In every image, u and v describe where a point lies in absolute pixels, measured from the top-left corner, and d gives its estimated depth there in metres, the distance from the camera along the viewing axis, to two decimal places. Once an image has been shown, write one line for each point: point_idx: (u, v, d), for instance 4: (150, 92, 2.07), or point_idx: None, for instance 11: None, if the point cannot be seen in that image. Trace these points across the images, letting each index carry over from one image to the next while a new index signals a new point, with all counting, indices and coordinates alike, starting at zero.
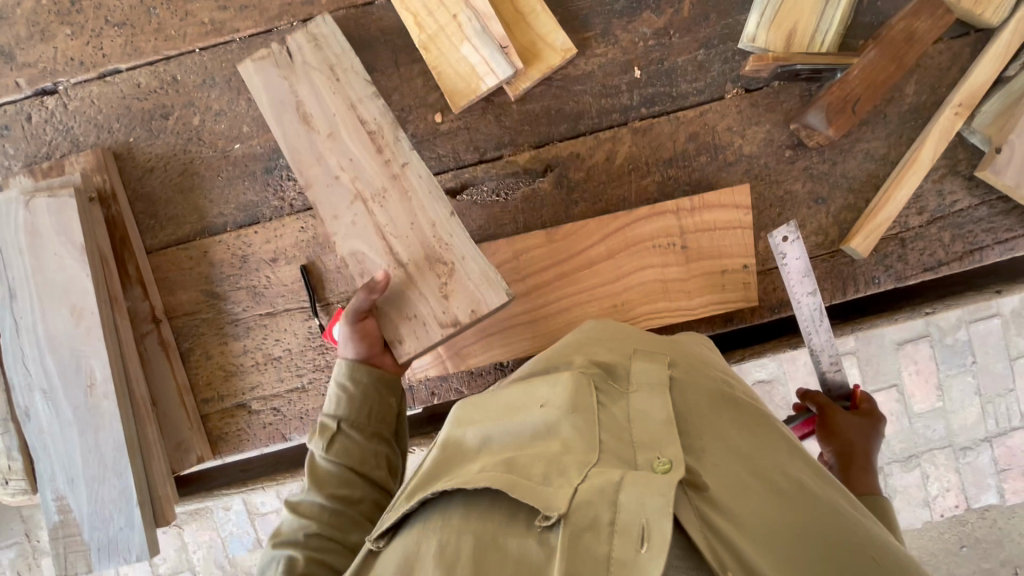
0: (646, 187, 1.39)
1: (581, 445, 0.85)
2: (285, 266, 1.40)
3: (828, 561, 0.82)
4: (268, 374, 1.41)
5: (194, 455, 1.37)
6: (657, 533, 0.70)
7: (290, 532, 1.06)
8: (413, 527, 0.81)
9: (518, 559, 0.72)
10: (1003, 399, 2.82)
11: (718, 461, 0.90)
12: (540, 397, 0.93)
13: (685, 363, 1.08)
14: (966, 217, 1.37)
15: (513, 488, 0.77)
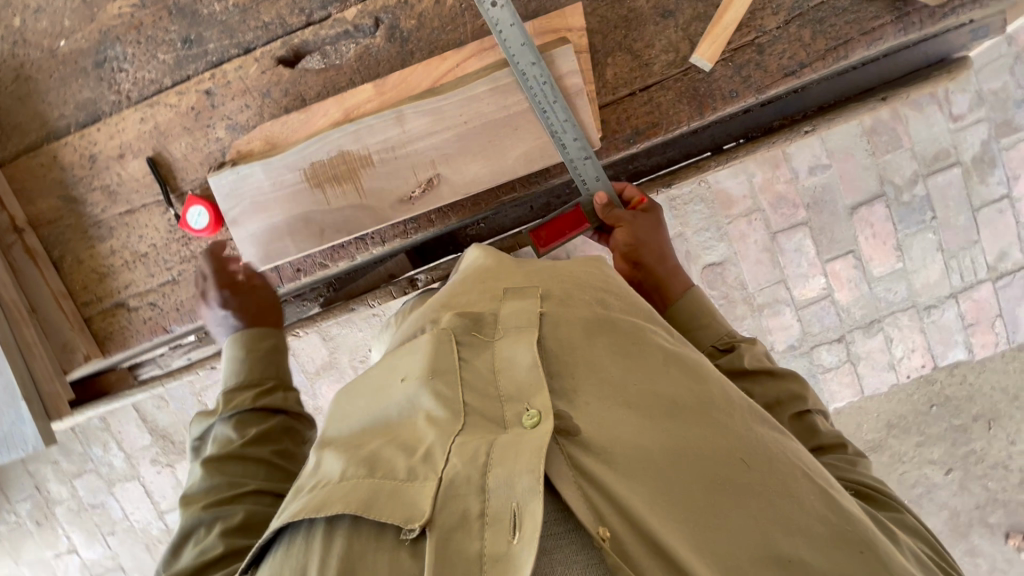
0: (482, 27, 1.31)
1: (442, 418, 0.75)
2: (133, 160, 1.40)
3: (717, 484, 0.73)
4: (138, 271, 1.43)
5: (81, 354, 1.42)
6: (528, 518, 0.63)
7: (227, 494, 0.99)
8: (274, 550, 0.71)
9: (391, 574, 0.63)
10: (967, 253, 2.23)
11: (592, 395, 0.79)
12: (402, 371, 0.83)
13: (561, 291, 0.94)
14: (827, 10, 1.27)
15: (370, 506, 0.67)
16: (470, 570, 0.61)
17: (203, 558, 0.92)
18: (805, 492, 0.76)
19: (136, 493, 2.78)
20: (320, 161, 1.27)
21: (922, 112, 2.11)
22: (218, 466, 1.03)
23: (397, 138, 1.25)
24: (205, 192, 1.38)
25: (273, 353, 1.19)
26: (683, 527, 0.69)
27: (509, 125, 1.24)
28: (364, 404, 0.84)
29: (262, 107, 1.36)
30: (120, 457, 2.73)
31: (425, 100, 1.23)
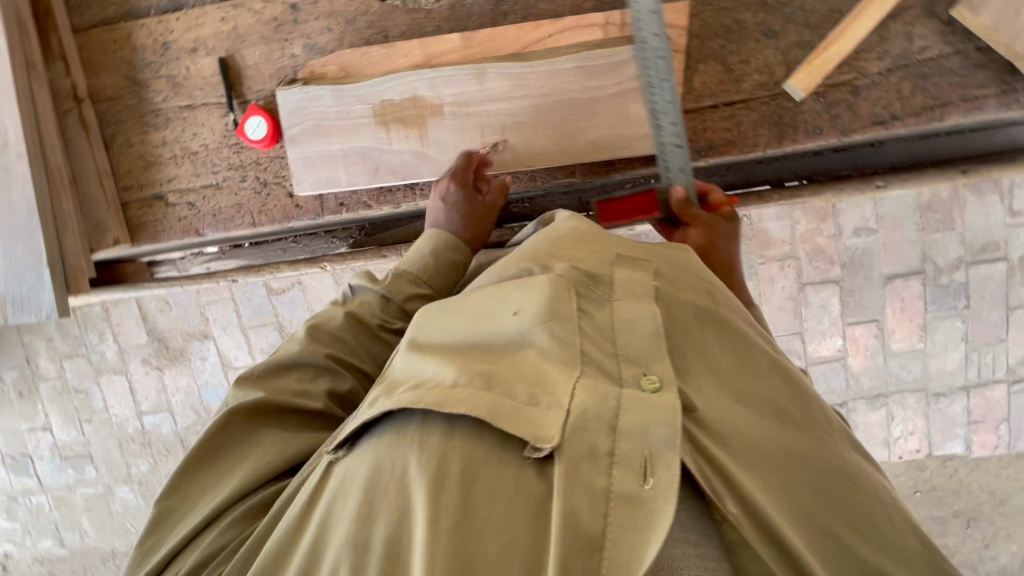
0: (581, 4, 1.28)
1: (559, 356, 0.69)
2: (204, 57, 1.38)
3: (822, 491, 0.73)
4: (184, 168, 1.43)
5: (110, 237, 1.42)
6: (662, 469, 0.61)
7: (349, 357, 0.99)
8: (381, 434, 0.68)
9: (514, 490, 0.62)
10: None
11: (706, 378, 0.76)
12: (514, 303, 0.75)
13: (675, 272, 0.87)
14: (934, 67, 1.23)
15: (496, 418, 0.63)
16: (596, 505, 0.60)
17: (306, 401, 0.90)
18: (892, 514, 0.76)
19: (120, 388, 2.77)
20: (390, 100, 1.25)
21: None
22: (357, 327, 1.02)
23: (472, 94, 1.23)
24: (269, 105, 1.37)
25: (451, 269, 1.13)
26: (789, 524, 0.68)
27: (586, 104, 1.21)
28: (466, 322, 0.76)
29: (343, 34, 1.34)
30: (112, 349, 2.73)
31: (510, 62, 1.22)
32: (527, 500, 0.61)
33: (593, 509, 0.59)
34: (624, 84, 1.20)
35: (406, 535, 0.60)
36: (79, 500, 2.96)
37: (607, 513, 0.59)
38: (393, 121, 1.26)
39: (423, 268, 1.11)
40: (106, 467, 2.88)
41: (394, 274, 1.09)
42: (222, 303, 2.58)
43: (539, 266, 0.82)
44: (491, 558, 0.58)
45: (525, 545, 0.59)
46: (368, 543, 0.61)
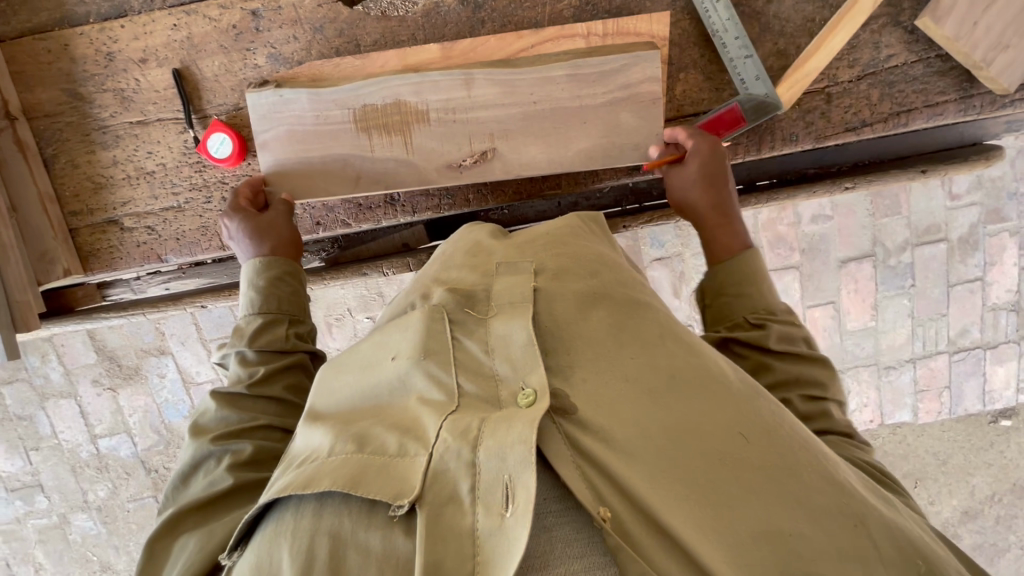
0: (561, 12, 1.25)
1: (435, 398, 0.68)
2: (155, 68, 1.27)
3: (726, 465, 0.65)
4: (140, 190, 1.32)
5: (60, 268, 1.30)
6: (521, 491, 0.57)
7: (236, 427, 0.99)
8: (263, 526, 0.65)
9: (382, 554, 0.58)
10: (934, 324, 2.32)
11: (590, 369, 0.71)
12: (392, 346, 0.74)
13: (559, 261, 0.83)
14: (900, 74, 1.28)
15: (357, 482, 0.61)
16: (462, 549, 0.56)
17: (213, 489, 0.90)
18: (811, 466, 0.69)
19: (70, 412, 2.58)
20: (372, 105, 1.19)
21: (926, 184, 2.19)
22: (230, 402, 1.03)
23: (456, 107, 1.19)
24: (232, 120, 1.28)
25: (283, 283, 1.17)
26: (684, 508, 0.61)
27: (569, 116, 1.19)
28: (350, 377, 0.75)
29: (311, 43, 1.26)
30: (58, 371, 2.54)
31: (498, 69, 1.18)
32: (395, 564, 0.57)
33: (461, 559, 0.56)
34: (613, 94, 1.18)
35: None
36: (31, 532, 2.75)
37: (474, 553, 0.56)
38: (371, 136, 1.20)
39: (252, 304, 1.14)
40: (60, 495, 2.69)
41: (243, 331, 1.11)
42: (178, 317, 2.45)
43: (424, 297, 0.81)
44: None
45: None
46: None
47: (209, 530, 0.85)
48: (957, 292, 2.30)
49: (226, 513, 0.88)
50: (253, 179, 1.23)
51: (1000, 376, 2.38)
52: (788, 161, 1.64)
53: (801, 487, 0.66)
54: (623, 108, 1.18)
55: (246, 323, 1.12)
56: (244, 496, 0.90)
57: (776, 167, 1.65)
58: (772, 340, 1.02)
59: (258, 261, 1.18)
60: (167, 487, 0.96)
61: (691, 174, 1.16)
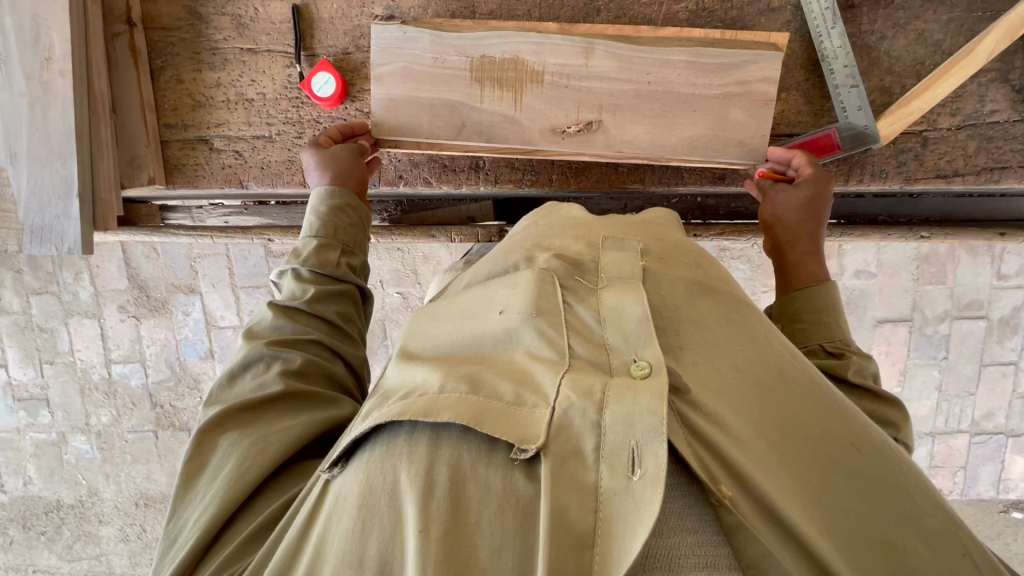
0: (675, 15, 1.28)
1: (548, 356, 0.65)
2: (276, 1, 1.30)
3: (835, 471, 0.62)
4: (237, 115, 1.34)
5: (146, 176, 1.33)
6: (649, 459, 0.53)
7: (288, 337, 0.99)
8: (370, 447, 0.61)
9: (502, 492, 0.55)
10: (960, 401, 2.28)
11: (699, 354, 0.67)
12: (499, 301, 0.73)
13: (663, 248, 0.81)
14: (1000, 131, 1.28)
15: (479, 420, 0.58)
16: (586, 501, 0.54)
17: (263, 392, 0.92)
18: (919, 485, 0.64)
19: (91, 333, 2.60)
20: (490, 58, 1.18)
21: (974, 259, 2.16)
22: (286, 314, 1.03)
23: (576, 68, 1.18)
24: (339, 62, 1.31)
25: (341, 215, 1.16)
26: (795, 503, 0.58)
27: (667, 130, 1.18)
28: (450, 326, 0.74)
29: (429, 2, 1.29)
30: (88, 291, 2.56)
31: (620, 43, 1.17)
32: (517, 505, 0.55)
33: (582, 510, 0.53)
34: (728, 88, 1.16)
35: (400, 550, 0.54)
36: (25, 445, 2.76)
37: (597, 508, 0.53)
38: (465, 100, 1.19)
39: (311, 228, 1.14)
40: (63, 413, 2.70)
41: (300, 252, 1.11)
42: (215, 258, 2.47)
43: (528, 260, 0.80)
44: (486, 561, 0.53)
45: (517, 556, 0.53)
46: (362, 559, 0.54)
47: (261, 434, 0.87)
48: (988, 371, 2.26)
49: (275, 418, 0.90)
50: (342, 125, 1.27)
51: (1018, 467, 2.33)
52: (861, 205, 1.64)
53: (913, 506, 0.62)
54: (722, 133, 1.17)
55: (302, 245, 1.13)
56: (292, 404, 0.92)
57: (845, 208, 1.65)
58: (851, 372, 1.00)
59: (324, 190, 1.18)
60: (215, 381, 0.97)
61: (793, 208, 1.15)
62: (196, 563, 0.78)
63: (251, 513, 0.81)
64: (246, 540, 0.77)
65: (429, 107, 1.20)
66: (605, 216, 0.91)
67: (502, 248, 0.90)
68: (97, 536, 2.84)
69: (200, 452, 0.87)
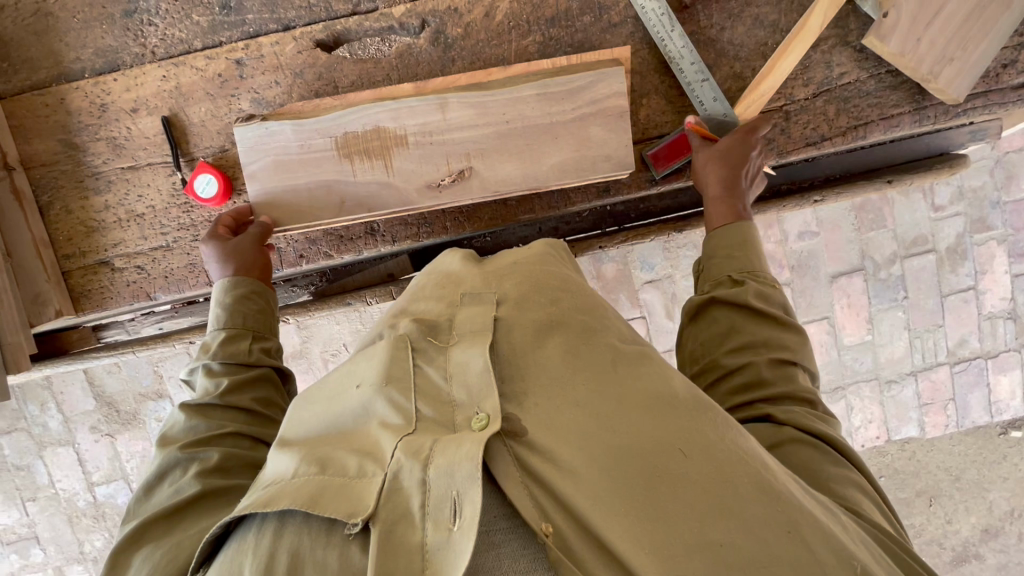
0: (526, 48, 1.34)
1: (396, 424, 0.69)
2: (146, 117, 1.34)
3: (667, 484, 0.66)
4: (131, 232, 1.37)
5: (52, 309, 1.34)
6: (467, 506, 0.59)
7: (204, 436, 1.01)
8: (226, 549, 0.66)
9: (338, 570, 0.60)
10: (932, 335, 2.30)
11: (542, 395, 0.72)
12: (357, 376, 0.76)
13: (523, 289, 0.85)
14: (853, 90, 1.34)
15: (317, 502, 0.63)
16: (412, 563, 0.59)
17: (178, 496, 0.91)
18: (760, 480, 0.69)
19: (67, 461, 2.57)
20: (354, 133, 1.23)
21: (907, 198, 2.22)
22: (201, 411, 1.05)
23: (436, 124, 1.22)
24: (218, 161, 1.34)
25: (247, 304, 1.20)
26: (623, 525, 0.63)
27: (536, 161, 1.23)
28: (314, 410, 0.76)
29: (292, 86, 1.34)
30: (56, 419, 2.54)
31: (470, 92, 1.22)
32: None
33: (410, 572, 0.58)
34: (582, 110, 1.21)
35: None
36: None
37: (423, 568, 0.58)
38: (339, 171, 1.23)
39: (218, 320, 1.17)
40: (56, 547, 2.65)
41: (209, 346, 1.14)
42: (175, 359, 2.46)
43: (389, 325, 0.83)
44: None
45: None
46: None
47: (175, 541, 0.84)
48: (952, 301, 2.30)
49: (191, 520, 0.88)
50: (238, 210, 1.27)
51: (1005, 386, 2.35)
52: (762, 180, 1.68)
53: (745, 505, 0.66)
54: (588, 152, 1.22)
55: (211, 339, 1.15)
56: (209, 502, 0.91)
57: None
58: (750, 296, 1.09)
59: (226, 281, 1.20)
60: (132, 495, 0.96)
61: (714, 183, 1.23)
62: None
63: None
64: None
65: (308, 186, 1.24)
66: (477, 265, 0.94)
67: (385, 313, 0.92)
68: None
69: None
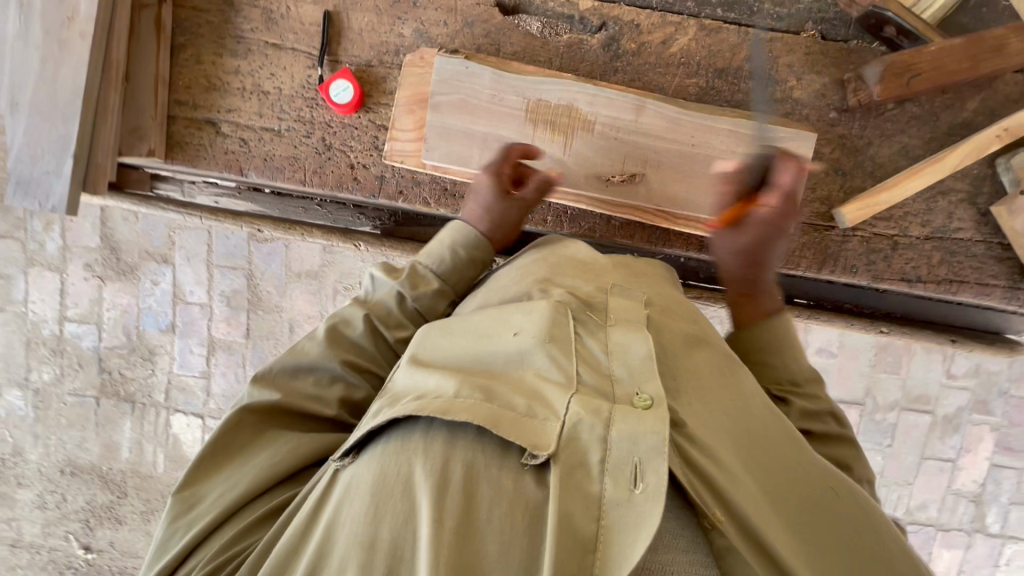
0: (686, 87, 1.36)
1: (556, 377, 0.82)
2: (310, 4, 1.33)
3: (787, 497, 0.82)
4: (250, 104, 1.35)
5: (145, 147, 1.31)
6: (652, 475, 0.71)
7: (363, 364, 1.04)
8: (386, 442, 0.78)
9: (513, 494, 0.72)
10: (898, 489, 2.34)
11: (693, 396, 0.87)
12: (515, 325, 0.90)
13: (664, 302, 1.02)
14: (962, 247, 1.38)
15: (497, 425, 0.74)
16: (590, 509, 0.71)
17: (319, 406, 0.98)
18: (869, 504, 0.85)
19: (49, 286, 2.50)
20: (507, 99, 1.25)
21: (927, 355, 2.25)
22: (375, 336, 1.07)
23: (578, 113, 1.25)
24: (360, 73, 1.34)
25: (472, 267, 1.15)
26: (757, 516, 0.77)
27: (660, 195, 1.26)
28: (472, 342, 0.90)
29: (458, 32, 1.34)
30: (56, 244, 2.48)
31: (619, 99, 1.25)
32: (526, 505, 0.72)
33: (587, 513, 0.70)
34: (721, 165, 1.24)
35: (412, 534, 0.70)
36: None
37: (599, 516, 0.70)
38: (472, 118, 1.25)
39: (442, 265, 1.13)
40: (2, 364, 2.57)
41: (417, 282, 1.10)
42: (195, 232, 2.38)
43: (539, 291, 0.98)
44: (494, 546, 0.70)
45: (522, 550, 0.69)
46: (376, 540, 0.70)
47: (304, 440, 0.95)
48: (927, 466, 2.33)
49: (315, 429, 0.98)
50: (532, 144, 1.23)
51: (942, 561, 2.37)
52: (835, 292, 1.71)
53: (850, 530, 0.81)
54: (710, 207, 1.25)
55: (424, 275, 1.11)
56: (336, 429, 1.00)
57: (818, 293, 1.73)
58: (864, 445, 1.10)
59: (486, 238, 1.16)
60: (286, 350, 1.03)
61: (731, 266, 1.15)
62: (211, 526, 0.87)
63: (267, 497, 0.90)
64: (255, 521, 0.87)
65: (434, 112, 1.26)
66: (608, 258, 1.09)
67: (512, 275, 1.08)
68: (12, 499, 2.68)
69: (231, 434, 0.95)
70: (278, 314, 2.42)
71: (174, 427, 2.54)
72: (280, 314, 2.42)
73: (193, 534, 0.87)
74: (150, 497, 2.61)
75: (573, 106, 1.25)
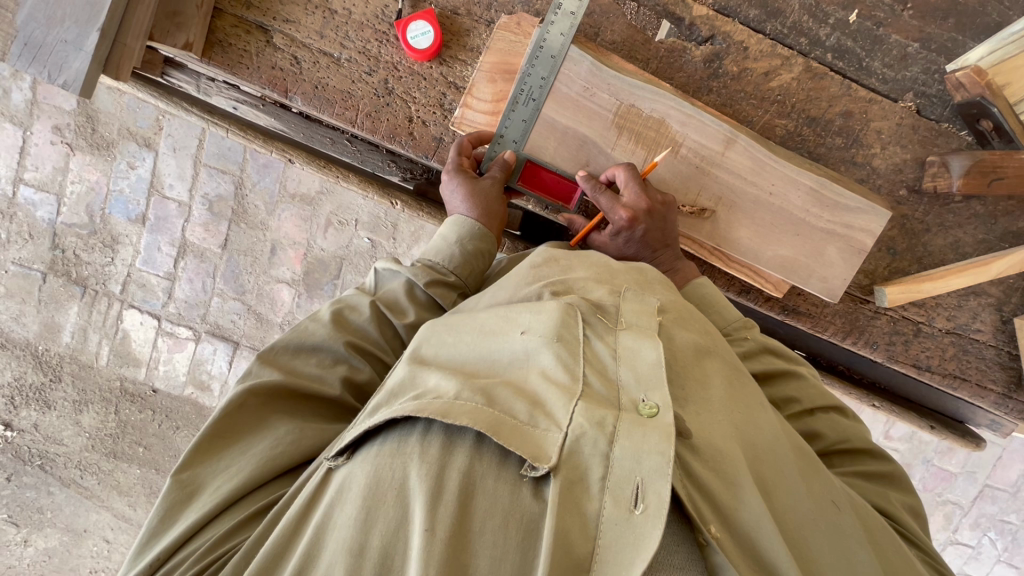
0: (774, 125, 1.30)
1: (561, 380, 0.77)
2: None
3: (793, 522, 0.78)
4: (312, 20, 1.20)
5: (183, 37, 1.15)
6: (652, 496, 0.67)
7: (368, 346, 1.03)
8: (380, 443, 0.74)
9: (509, 508, 0.68)
10: None
11: (702, 409, 0.82)
12: (521, 323, 0.84)
13: (678, 309, 0.95)
14: (976, 349, 1.43)
15: (496, 431, 0.69)
16: (586, 530, 0.67)
17: (321, 386, 0.97)
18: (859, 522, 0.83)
19: (7, 141, 2.21)
20: (597, 93, 1.16)
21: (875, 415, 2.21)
22: (381, 321, 1.06)
23: (669, 133, 1.18)
24: (443, 18, 1.21)
25: (473, 255, 1.12)
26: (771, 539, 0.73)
27: (722, 235, 1.22)
28: (473, 342, 0.85)
29: None
30: (22, 95, 2.17)
31: (714, 124, 1.18)
32: (522, 518, 0.68)
33: (585, 539, 0.66)
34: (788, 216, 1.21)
35: (404, 543, 0.66)
36: None
37: (597, 536, 0.66)
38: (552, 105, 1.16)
39: (452, 260, 1.11)
40: None
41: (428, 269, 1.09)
42: (188, 123, 2.14)
43: (552, 295, 0.91)
44: (487, 561, 0.65)
45: (514, 565, 0.65)
46: (365, 550, 0.66)
47: (301, 427, 0.93)
48: None
49: (321, 421, 0.96)
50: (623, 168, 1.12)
51: None
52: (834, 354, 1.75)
53: (858, 557, 0.78)
54: (765, 258, 1.22)
55: (432, 264, 1.10)
56: (340, 412, 0.99)
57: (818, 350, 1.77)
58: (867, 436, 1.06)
59: (471, 222, 1.12)
60: (281, 339, 1.01)
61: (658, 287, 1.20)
62: (204, 522, 0.84)
63: (260, 493, 0.88)
64: (242, 521, 0.84)
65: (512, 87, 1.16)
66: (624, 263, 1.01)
67: (524, 273, 0.99)
68: None
69: (232, 417, 0.93)
70: (261, 233, 2.22)
71: (125, 323, 2.36)
72: (264, 233, 2.22)
73: (183, 528, 0.84)
74: (85, 389, 2.44)
75: (665, 121, 1.17)
